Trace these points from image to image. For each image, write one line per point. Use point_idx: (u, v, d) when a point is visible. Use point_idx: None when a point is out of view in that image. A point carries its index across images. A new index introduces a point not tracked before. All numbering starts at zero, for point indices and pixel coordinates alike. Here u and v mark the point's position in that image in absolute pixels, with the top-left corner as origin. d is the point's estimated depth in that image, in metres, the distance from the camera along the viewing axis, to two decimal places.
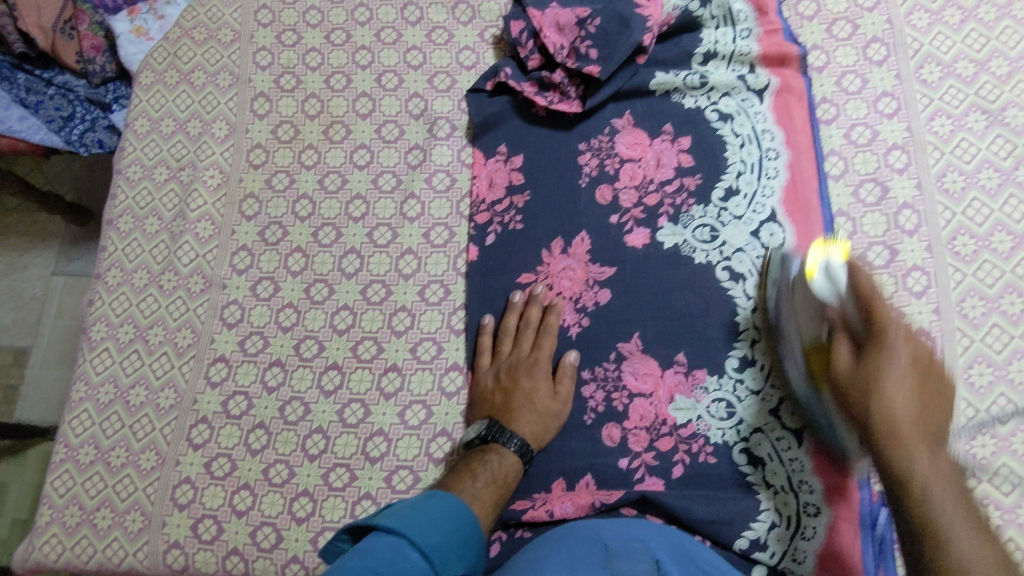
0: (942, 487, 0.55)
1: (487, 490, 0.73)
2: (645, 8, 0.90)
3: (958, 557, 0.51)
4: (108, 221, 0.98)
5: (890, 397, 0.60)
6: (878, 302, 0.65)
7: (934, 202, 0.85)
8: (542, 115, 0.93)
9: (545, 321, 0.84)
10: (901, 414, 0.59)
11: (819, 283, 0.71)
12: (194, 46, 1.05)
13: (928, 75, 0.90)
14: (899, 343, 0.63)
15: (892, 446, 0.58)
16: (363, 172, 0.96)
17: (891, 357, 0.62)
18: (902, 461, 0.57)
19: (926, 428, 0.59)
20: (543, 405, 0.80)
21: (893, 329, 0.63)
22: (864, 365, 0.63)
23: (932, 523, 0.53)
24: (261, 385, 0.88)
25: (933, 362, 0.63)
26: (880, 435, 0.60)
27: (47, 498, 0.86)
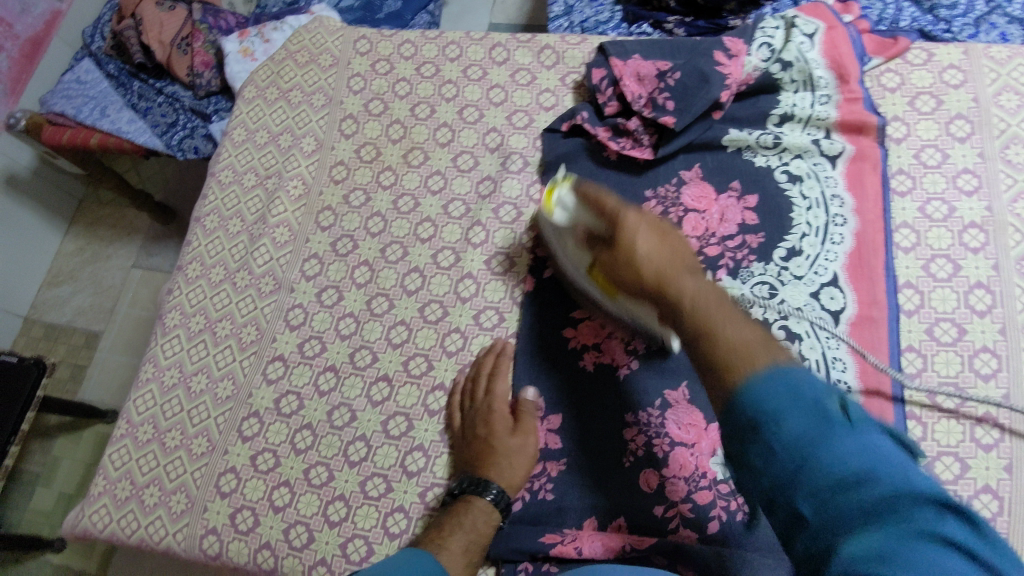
0: (706, 300, 0.58)
1: (457, 541, 0.74)
2: (726, 66, 0.92)
3: (731, 343, 0.53)
4: (197, 218, 1.05)
5: (636, 254, 0.65)
6: (604, 196, 0.73)
7: (1012, 284, 0.82)
8: (612, 159, 0.96)
9: (498, 369, 0.86)
10: (645, 265, 0.64)
11: (557, 216, 0.81)
12: (296, 67, 1.13)
13: (1013, 156, 0.88)
14: (629, 216, 0.68)
15: (660, 287, 0.62)
16: (436, 197, 1.00)
17: (630, 231, 0.67)
18: (673, 296, 0.61)
19: (674, 268, 0.63)
20: (510, 448, 0.81)
21: (624, 211, 0.70)
22: (617, 252, 0.68)
23: (704, 315, 0.57)
24: (314, 388, 0.91)
25: (667, 225, 0.69)
26: (657, 288, 0.62)
27: (103, 470, 0.91)
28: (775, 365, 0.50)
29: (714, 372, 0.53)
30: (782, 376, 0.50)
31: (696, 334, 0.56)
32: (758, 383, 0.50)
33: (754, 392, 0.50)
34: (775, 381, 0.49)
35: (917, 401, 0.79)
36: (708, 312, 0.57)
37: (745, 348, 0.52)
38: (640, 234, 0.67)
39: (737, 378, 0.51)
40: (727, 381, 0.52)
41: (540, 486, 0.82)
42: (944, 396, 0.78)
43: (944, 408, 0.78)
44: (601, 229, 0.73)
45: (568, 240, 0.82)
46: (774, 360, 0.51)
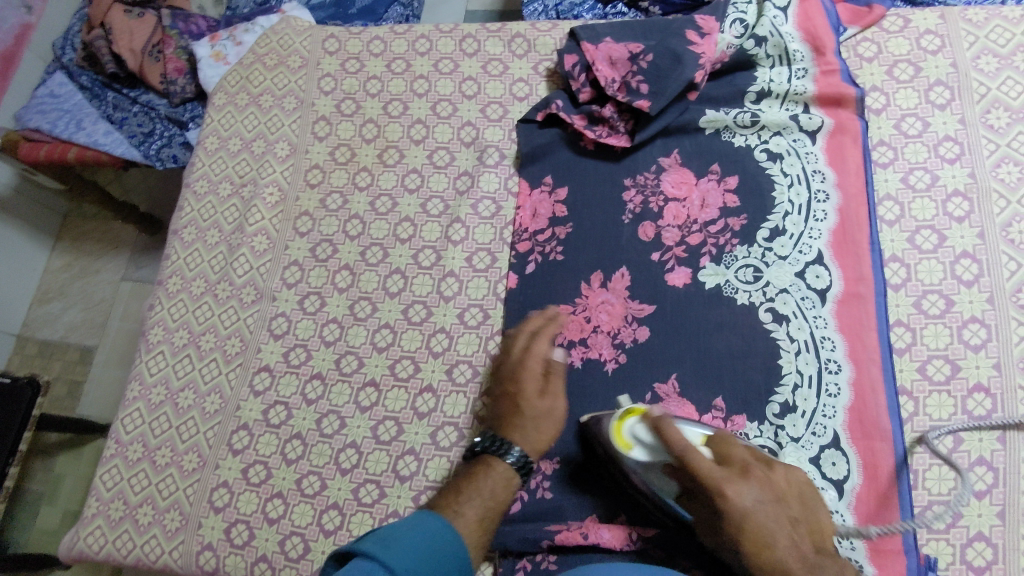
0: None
1: (473, 506, 0.68)
2: (699, 45, 0.90)
3: None
4: (174, 231, 1.04)
5: (777, 557, 0.60)
6: (692, 452, 0.63)
7: (998, 252, 0.80)
8: (590, 148, 0.95)
9: (533, 323, 0.80)
10: (785, 559, 0.60)
11: (637, 455, 0.70)
12: (265, 71, 1.11)
13: (995, 121, 0.86)
14: (739, 491, 0.61)
15: (761, 549, 0.60)
16: (413, 196, 0.99)
17: (739, 509, 0.61)
18: (767, 568, 0.60)
19: (805, 552, 0.61)
20: (533, 407, 0.75)
21: (722, 482, 0.61)
22: (727, 532, 0.62)
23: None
24: (301, 397, 0.91)
25: (784, 484, 0.64)
26: (750, 550, 0.61)
27: (96, 491, 0.91)
28: None
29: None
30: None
31: None
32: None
33: None
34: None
35: (908, 376, 0.78)
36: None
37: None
38: (757, 505, 0.61)
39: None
40: None
41: (534, 485, 0.81)
42: (934, 369, 0.78)
43: (934, 382, 0.77)
44: (693, 483, 0.64)
45: (651, 470, 0.70)
46: None
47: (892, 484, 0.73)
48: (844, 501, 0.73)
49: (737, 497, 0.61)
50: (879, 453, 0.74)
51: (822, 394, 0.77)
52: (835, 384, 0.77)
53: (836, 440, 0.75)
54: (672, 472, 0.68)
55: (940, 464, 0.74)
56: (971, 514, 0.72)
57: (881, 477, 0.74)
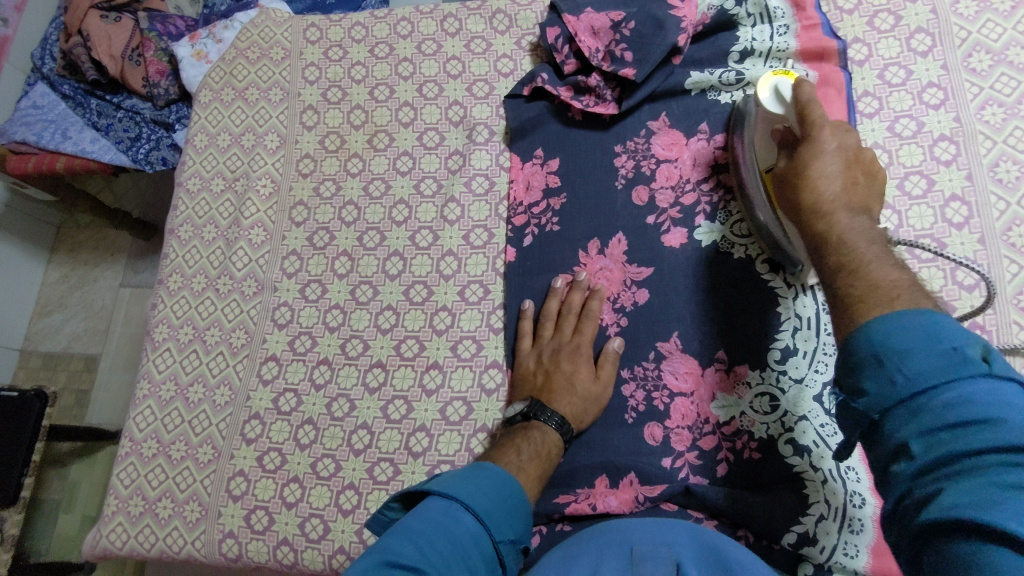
0: (856, 232, 0.56)
1: (531, 464, 0.74)
2: (679, 9, 0.90)
3: (872, 283, 0.51)
4: (170, 230, 1.04)
5: (822, 174, 0.61)
6: (811, 104, 0.66)
7: (986, 193, 0.82)
8: (578, 118, 0.95)
9: (586, 306, 0.85)
10: (828, 194, 0.60)
11: (768, 99, 0.72)
12: (248, 65, 1.11)
13: (977, 64, 0.87)
14: (827, 138, 0.63)
15: (811, 215, 0.60)
16: (406, 178, 0.99)
17: (822, 175, 0.61)
18: (820, 224, 0.59)
19: (852, 202, 0.59)
20: (584, 387, 0.80)
21: (819, 127, 0.64)
22: (796, 163, 0.64)
23: (840, 247, 0.56)
24: (310, 382, 0.92)
25: (868, 166, 0.63)
26: (806, 211, 0.60)
27: (114, 489, 0.92)
28: (917, 310, 0.48)
29: (825, 265, 0.56)
30: (925, 319, 0.46)
31: (838, 269, 0.55)
32: (875, 327, 0.48)
33: (877, 330, 0.48)
34: (903, 328, 0.46)
35: None
36: (857, 252, 0.54)
37: (893, 291, 0.50)
38: (835, 154, 0.62)
39: (865, 313, 0.50)
40: (851, 313, 0.51)
41: None
42: None
43: None
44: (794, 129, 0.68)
45: (760, 124, 0.76)
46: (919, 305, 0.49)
47: None
48: None
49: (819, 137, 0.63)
50: None
51: (821, 333, 0.78)
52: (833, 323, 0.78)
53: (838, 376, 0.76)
54: (783, 132, 0.71)
55: None
56: None
57: None
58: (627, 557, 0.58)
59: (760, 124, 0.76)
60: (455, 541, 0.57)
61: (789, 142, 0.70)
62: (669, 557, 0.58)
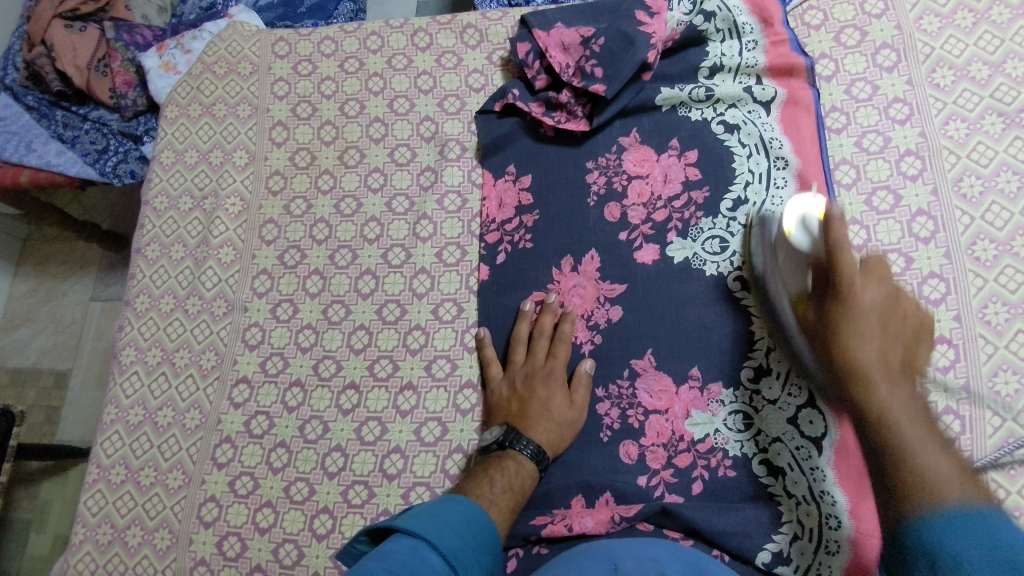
0: (933, 454, 0.56)
1: (504, 497, 0.73)
2: (648, 25, 0.91)
3: (920, 467, 0.55)
4: (137, 249, 1.02)
5: (853, 340, 0.67)
6: (845, 267, 0.71)
7: (951, 207, 0.83)
8: (550, 134, 0.95)
9: (559, 330, 0.84)
10: (868, 364, 0.65)
11: (797, 236, 0.76)
12: (215, 79, 1.09)
13: (940, 79, 0.89)
14: (857, 296, 0.69)
15: (860, 386, 0.64)
16: (377, 195, 0.98)
17: (861, 326, 0.67)
18: (866, 401, 0.62)
19: (891, 375, 0.64)
20: (559, 413, 0.80)
21: (858, 294, 0.70)
22: (827, 316, 0.70)
23: (883, 410, 0.60)
24: (282, 405, 0.90)
25: (908, 363, 0.68)
26: (855, 384, 0.64)
27: (81, 517, 0.90)
28: (965, 507, 0.51)
29: (879, 441, 0.59)
30: (981, 514, 0.51)
31: (896, 466, 0.57)
32: (937, 518, 0.51)
33: (922, 522, 0.52)
34: (953, 520, 0.51)
35: None
36: (907, 443, 0.57)
37: (952, 486, 0.53)
38: (868, 312, 0.69)
39: (920, 503, 0.53)
40: (899, 505, 0.55)
41: None
42: None
43: None
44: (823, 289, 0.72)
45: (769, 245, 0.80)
46: (964, 501, 0.52)
47: None
48: (824, 458, 0.73)
49: (843, 256, 0.71)
50: None
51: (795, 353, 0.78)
52: None
53: (811, 399, 0.76)
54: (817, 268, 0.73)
55: None
56: None
57: None
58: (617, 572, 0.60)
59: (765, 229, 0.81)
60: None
61: (819, 271, 0.73)
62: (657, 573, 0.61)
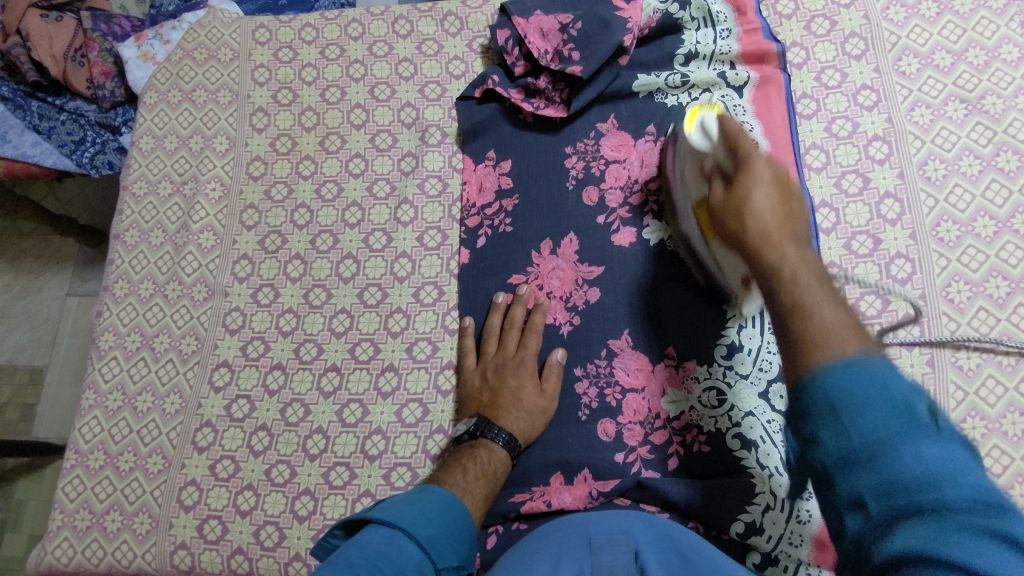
0: (806, 270, 0.50)
1: (477, 485, 0.74)
2: (625, 10, 0.92)
3: (820, 326, 0.45)
4: (115, 235, 1.02)
5: (751, 196, 0.57)
6: (742, 135, 0.64)
7: (916, 190, 0.86)
8: (529, 120, 0.96)
9: (530, 321, 0.86)
10: (762, 220, 0.55)
11: (697, 137, 0.74)
12: (195, 66, 1.09)
13: (906, 67, 0.91)
14: (759, 165, 0.59)
15: (760, 244, 0.53)
16: (358, 180, 0.99)
17: (756, 177, 0.58)
18: (771, 259, 0.52)
19: (790, 232, 0.53)
20: (531, 402, 0.81)
21: (755, 158, 0.61)
22: (730, 194, 0.59)
23: (789, 288, 0.49)
24: (263, 388, 0.91)
25: (794, 181, 0.59)
26: (761, 241, 0.53)
27: (59, 503, 0.89)
28: (844, 358, 0.43)
29: (786, 323, 0.47)
30: (855, 365, 0.42)
31: (786, 307, 0.48)
32: (826, 375, 0.42)
33: (830, 372, 0.42)
34: (848, 374, 0.42)
35: None
36: (812, 314, 0.46)
37: (839, 335, 0.44)
38: (767, 183, 0.58)
39: (818, 359, 0.43)
40: (804, 357, 0.44)
41: None
42: (867, 304, 0.82)
43: (867, 316, 0.82)
44: (727, 164, 0.64)
45: (688, 163, 0.77)
46: (865, 351, 0.43)
47: None
48: None
49: (732, 128, 0.65)
50: None
51: (765, 331, 0.81)
52: None
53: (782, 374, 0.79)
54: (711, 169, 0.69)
55: None
56: None
57: None
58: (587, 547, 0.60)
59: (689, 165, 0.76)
60: (399, 568, 0.57)
61: (719, 173, 0.65)
62: (627, 545, 0.60)
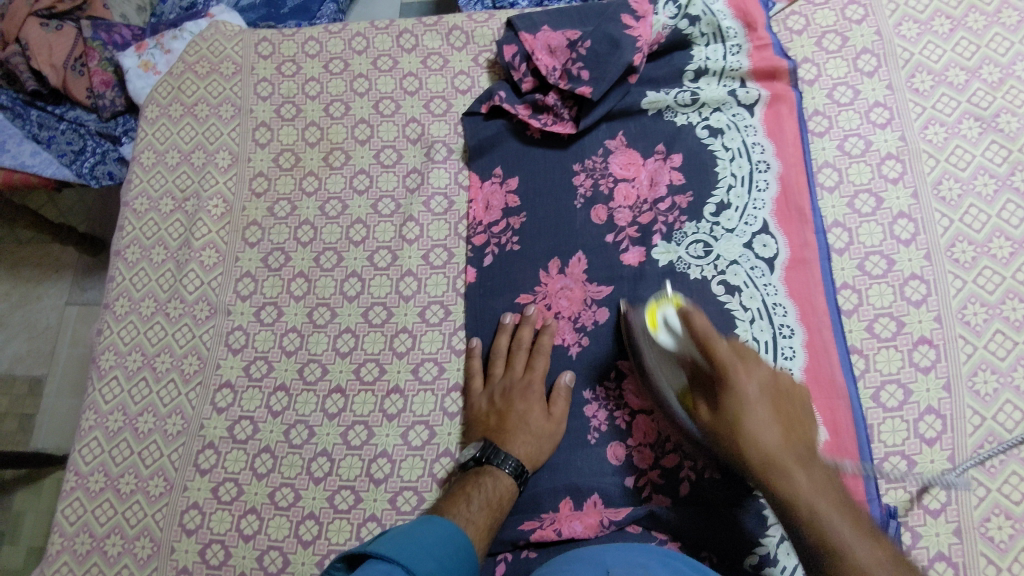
0: (824, 498, 0.60)
1: (481, 515, 0.73)
2: (635, 28, 0.91)
3: (842, 542, 0.56)
4: (116, 252, 1.00)
5: (756, 435, 0.63)
6: (712, 340, 0.66)
7: (931, 210, 0.84)
8: (537, 136, 0.95)
9: (538, 343, 0.85)
10: (772, 449, 0.63)
11: (663, 337, 0.73)
12: (197, 79, 1.08)
13: (919, 84, 0.90)
14: (744, 377, 0.66)
15: (770, 475, 0.62)
16: (363, 197, 0.98)
17: (742, 395, 0.65)
18: (784, 493, 0.61)
19: (795, 449, 0.63)
20: (537, 426, 0.80)
21: (733, 367, 0.66)
22: (722, 413, 0.66)
23: (814, 522, 0.58)
24: (266, 409, 0.89)
25: (780, 375, 0.68)
26: (768, 470, 0.62)
27: (59, 526, 0.87)
28: None
29: (809, 537, 0.58)
30: None
31: (809, 523, 0.59)
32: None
33: None
34: None
35: (857, 335, 0.81)
36: (825, 525, 0.58)
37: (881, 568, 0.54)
38: (758, 398, 0.65)
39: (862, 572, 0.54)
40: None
41: None
42: (881, 327, 0.81)
43: (882, 338, 0.81)
44: (704, 367, 0.68)
45: (661, 361, 0.76)
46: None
47: (850, 439, 0.76)
48: None
49: (720, 351, 0.66)
50: (836, 411, 0.77)
51: (778, 358, 0.79)
52: (790, 347, 0.79)
53: None
54: (688, 367, 0.71)
55: (893, 417, 0.78)
56: (924, 460, 0.75)
57: (839, 432, 0.76)
58: None
59: (653, 350, 0.76)
60: None
61: (695, 372, 0.70)
62: None
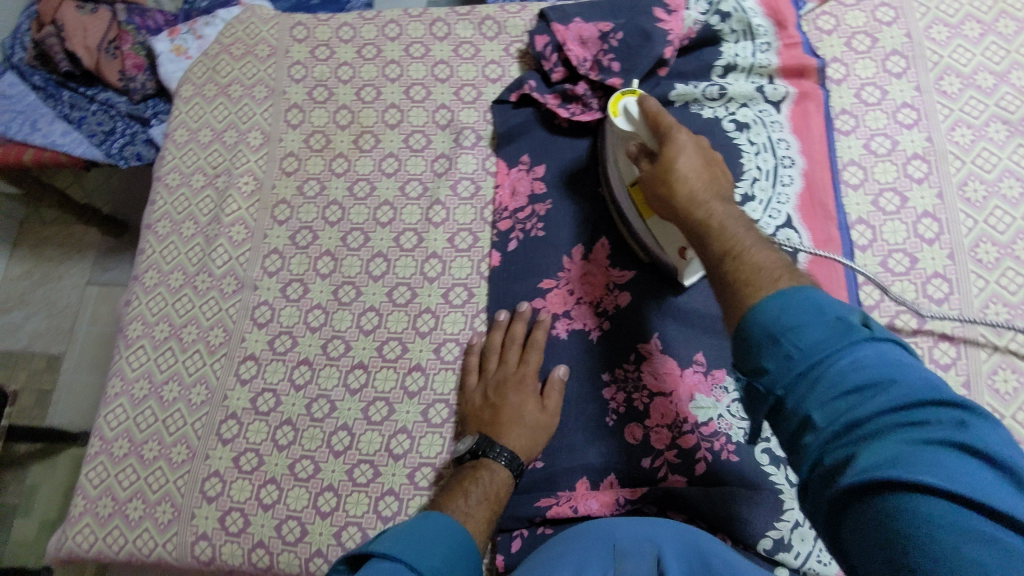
0: (735, 227, 0.64)
1: (481, 508, 0.73)
2: (666, 22, 0.92)
3: (756, 267, 0.58)
4: (147, 225, 1.02)
5: (685, 173, 0.69)
6: (662, 115, 0.74)
7: (955, 210, 0.85)
8: (565, 126, 0.96)
9: (531, 338, 0.85)
10: (695, 184, 0.68)
11: (621, 122, 0.78)
12: (232, 61, 1.10)
13: (948, 86, 0.91)
14: (683, 139, 0.71)
15: (692, 207, 0.67)
16: (391, 179, 0.99)
17: (679, 155, 0.70)
18: (703, 216, 0.66)
19: (718, 193, 0.68)
20: (532, 418, 0.80)
21: (676, 131, 0.72)
22: (663, 164, 0.70)
23: (730, 239, 0.62)
24: (289, 383, 0.91)
25: (714, 157, 0.72)
26: (693, 204, 0.67)
27: (82, 489, 0.89)
28: (796, 288, 0.54)
29: (725, 270, 0.61)
30: (803, 294, 0.53)
31: (725, 254, 0.62)
32: (767, 305, 0.53)
33: (774, 307, 0.52)
34: (800, 301, 0.52)
35: None
36: (732, 236, 0.63)
37: (769, 269, 0.58)
38: (695, 163, 0.69)
39: (758, 293, 0.55)
40: (745, 289, 0.57)
41: None
42: (903, 323, 0.81)
43: (903, 334, 0.81)
44: (653, 143, 0.74)
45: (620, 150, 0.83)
46: (798, 283, 0.55)
47: None
48: None
49: (664, 120, 0.73)
50: None
51: None
52: None
53: None
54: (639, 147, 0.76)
55: None
56: None
57: None
58: (611, 555, 0.60)
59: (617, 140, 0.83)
60: None
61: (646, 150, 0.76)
62: (652, 554, 0.60)
